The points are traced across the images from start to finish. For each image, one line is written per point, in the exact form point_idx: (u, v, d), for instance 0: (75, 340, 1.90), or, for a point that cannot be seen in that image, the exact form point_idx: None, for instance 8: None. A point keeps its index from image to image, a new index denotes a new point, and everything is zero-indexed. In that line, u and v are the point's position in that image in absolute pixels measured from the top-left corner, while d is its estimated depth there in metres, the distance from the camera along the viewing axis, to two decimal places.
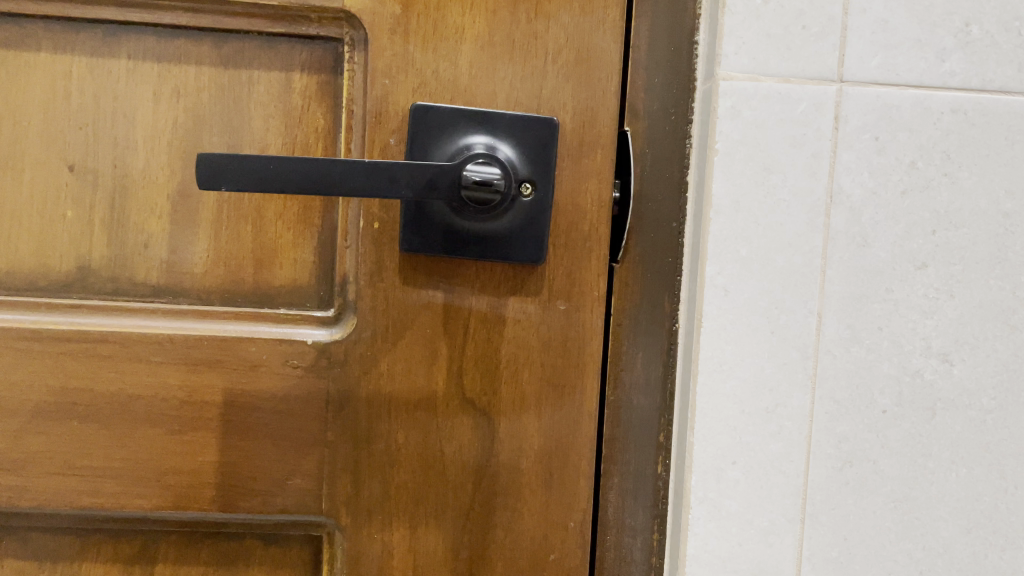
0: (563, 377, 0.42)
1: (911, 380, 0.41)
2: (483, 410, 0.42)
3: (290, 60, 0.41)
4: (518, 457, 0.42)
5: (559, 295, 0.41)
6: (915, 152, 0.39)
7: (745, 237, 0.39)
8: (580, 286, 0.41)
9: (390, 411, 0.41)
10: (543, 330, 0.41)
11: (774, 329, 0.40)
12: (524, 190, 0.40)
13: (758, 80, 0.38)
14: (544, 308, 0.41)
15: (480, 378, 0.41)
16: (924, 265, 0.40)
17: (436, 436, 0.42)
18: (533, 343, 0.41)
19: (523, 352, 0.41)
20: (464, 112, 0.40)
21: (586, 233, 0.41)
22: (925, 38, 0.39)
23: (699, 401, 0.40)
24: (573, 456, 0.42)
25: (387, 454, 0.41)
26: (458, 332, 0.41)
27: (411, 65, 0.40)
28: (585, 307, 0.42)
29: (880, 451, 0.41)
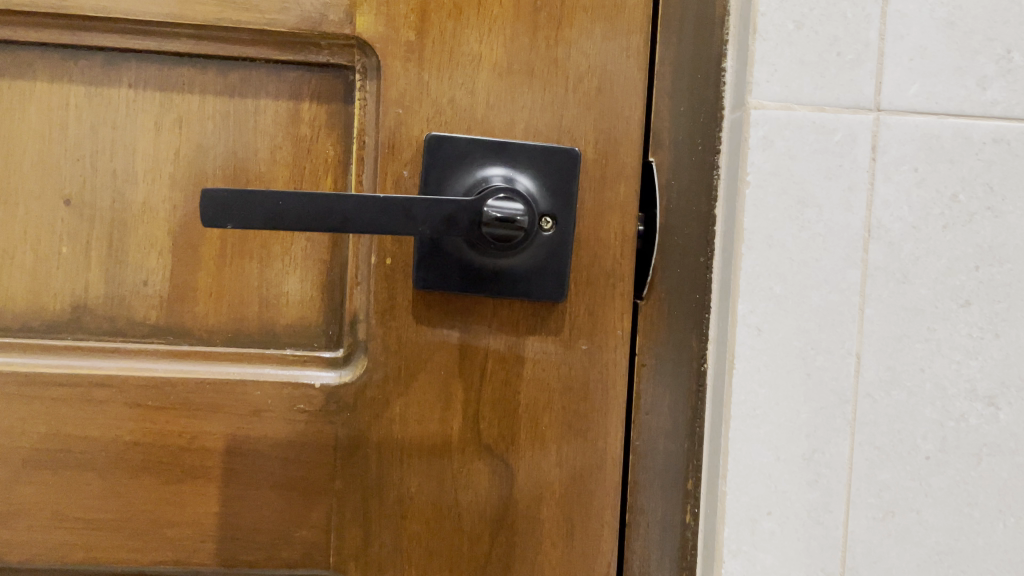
0: (585, 422, 0.39)
1: (955, 425, 0.38)
2: (502, 456, 0.39)
3: (298, 89, 0.39)
4: (538, 508, 0.39)
5: (581, 334, 0.39)
6: (957, 184, 0.37)
7: (779, 274, 0.37)
8: (602, 324, 0.39)
9: (402, 458, 0.39)
10: (563, 372, 0.39)
11: (810, 371, 0.37)
12: (545, 224, 0.38)
13: (791, 109, 0.37)
14: (565, 348, 0.39)
15: (498, 422, 0.39)
16: (968, 302, 0.38)
17: (451, 484, 0.39)
18: (554, 385, 0.39)
19: (543, 395, 0.39)
20: (481, 142, 0.38)
21: (610, 269, 0.39)
22: (965, 65, 0.37)
23: (732, 447, 0.38)
24: (597, 506, 0.40)
25: (399, 505, 0.39)
26: (475, 374, 0.39)
27: (426, 93, 0.38)
28: (608, 346, 0.39)
29: (923, 500, 0.38)
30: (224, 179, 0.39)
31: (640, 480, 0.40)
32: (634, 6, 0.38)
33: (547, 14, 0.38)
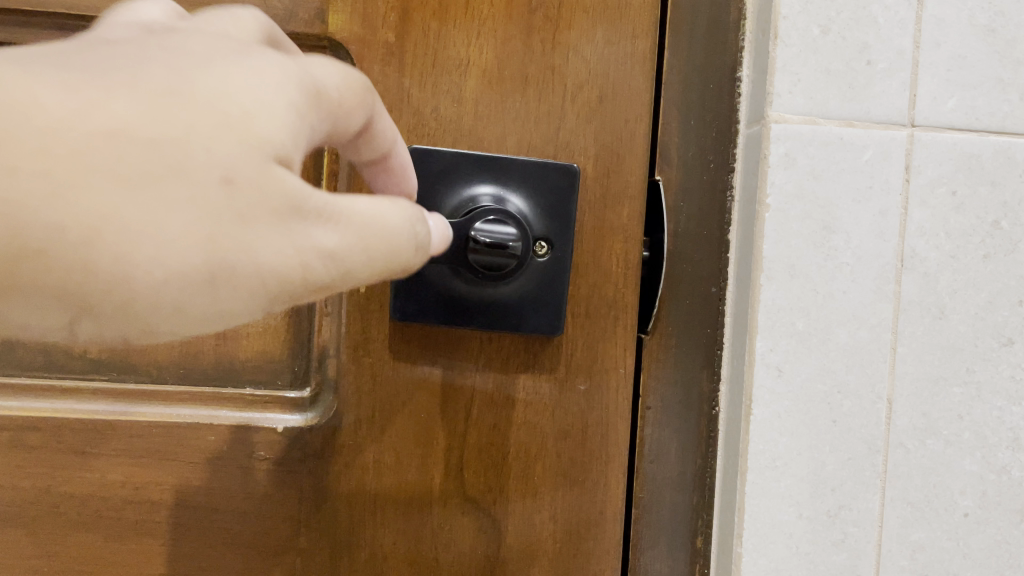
0: (582, 471, 0.35)
1: (996, 478, 0.34)
2: (490, 511, 0.35)
3: None
4: (529, 569, 0.35)
5: (579, 373, 0.35)
6: (998, 209, 0.34)
7: (802, 307, 0.33)
8: (603, 363, 0.35)
9: (376, 512, 0.34)
10: (561, 416, 0.35)
11: (836, 418, 0.33)
12: (539, 249, 0.33)
13: (816, 123, 0.33)
14: (561, 389, 0.35)
15: (485, 473, 0.35)
16: (1011, 340, 0.34)
17: (432, 542, 0.35)
18: (549, 432, 0.35)
19: (537, 442, 0.35)
20: (469, 155, 0.33)
21: (611, 299, 0.35)
22: (1008, 77, 0.33)
23: (749, 503, 0.33)
24: (595, 567, 0.35)
25: (372, 565, 0.34)
26: (460, 417, 0.35)
27: (406, 101, 0.34)
28: (608, 387, 0.35)
29: (960, 562, 0.34)
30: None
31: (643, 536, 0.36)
32: (641, 8, 0.34)
33: (544, 15, 0.34)
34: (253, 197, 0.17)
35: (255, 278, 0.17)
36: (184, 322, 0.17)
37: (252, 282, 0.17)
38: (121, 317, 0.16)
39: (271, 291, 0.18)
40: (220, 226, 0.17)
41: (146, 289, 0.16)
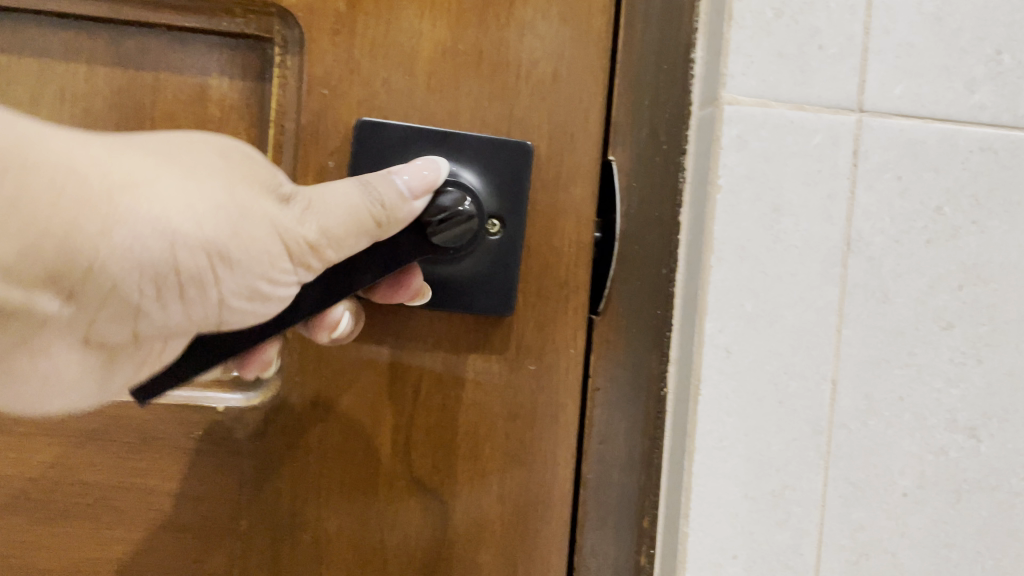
0: (529, 450, 0.35)
1: (934, 458, 0.35)
2: (437, 492, 0.34)
3: (206, 62, 0.34)
4: (476, 551, 0.35)
5: (529, 354, 0.35)
6: (941, 195, 0.34)
7: (751, 289, 0.33)
8: (553, 344, 0.35)
9: (322, 494, 0.34)
10: (512, 396, 0.35)
11: (782, 399, 0.34)
12: (490, 228, 0.33)
13: (767, 106, 0.33)
14: (510, 368, 0.35)
15: (432, 454, 0.34)
16: (950, 324, 0.35)
17: (377, 524, 0.34)
18: (498, 412, 0.34)
19: (487, 421, 0.34)
20: (420, 129, 0.33)
21: (563, 279, 0.35)
22: (953, 66, 0.34)
23: (696, 483, 0.33)
24: (542, 549, 0.35)
25: (316, 548, 0.34)
26: (409, 396, 0.34)
27: (356, 73, 0.33)
28: (559, 367, 0.35)
29: (899, 541, 0.35)
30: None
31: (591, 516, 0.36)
32: None
33: None
34: (250, 170, 0.27)
35: (268, 222, 0.26)
36: (238, 248, 0.26)
37: (265, 229, 0.26)
38: (202, 250, 0.25)
39: (279, 234, 0.27)
40: (235, 184, 0.26)
41: (203, 213, 0.25)
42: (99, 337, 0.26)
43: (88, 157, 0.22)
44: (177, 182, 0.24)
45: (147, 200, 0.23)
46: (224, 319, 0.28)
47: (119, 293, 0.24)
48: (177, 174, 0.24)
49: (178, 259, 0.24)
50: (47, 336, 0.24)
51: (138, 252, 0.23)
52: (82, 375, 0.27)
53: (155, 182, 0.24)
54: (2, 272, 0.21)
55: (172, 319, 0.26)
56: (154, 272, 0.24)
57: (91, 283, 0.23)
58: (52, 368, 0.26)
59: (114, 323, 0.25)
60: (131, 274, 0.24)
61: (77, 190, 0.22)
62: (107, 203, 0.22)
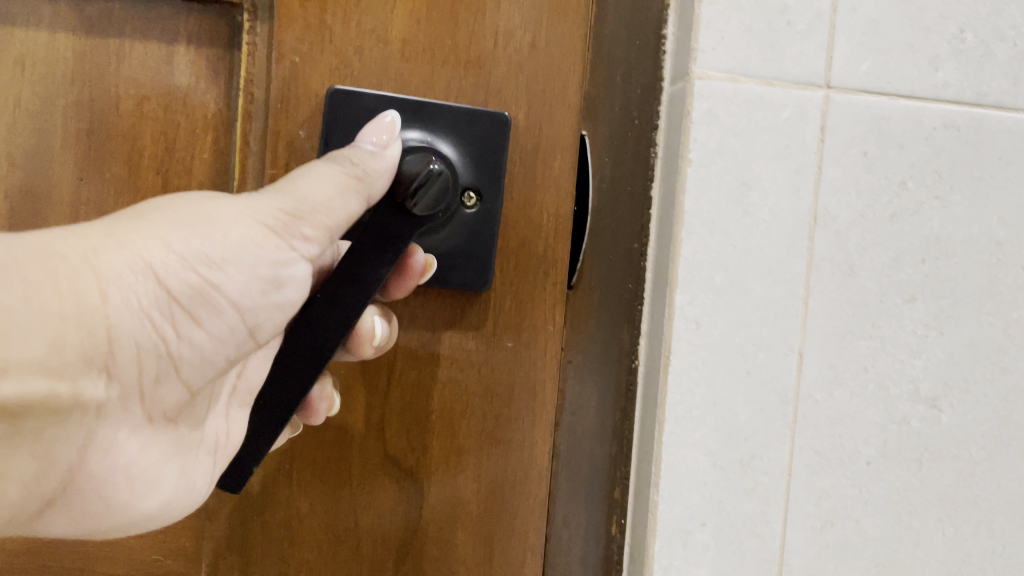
0: (506, 428, 0.35)
1: (897, 428, 0.36)
2: (411, 470, 0.34)
3: (172, 27, 0.34)
4: (451, 529, 0.35)
5: (506, 330, 0.35)
6: (905, 170, 0.35)
7: (720, 262, 0.34)
8: (530, 322, 0.35)
9: (299, 468, 0.34)
10: (488, 374, 0.35)
11: (750, 369, 0.34)
12: (467, 200, 0.33)
13: (737, 81, 0.33)
14: (485, 346, 0.35)
15: (405, 432, 0.34)
16: (912, 297, 0.36)
17: (350, 502, 0.34)
18: (473, 389, 0.35)
19: (461, 401, 0.35)
20: (395, 100, 0.33)
21: (541, 255, 0.35)
22: (918, 44, 0.35)
23: (665, 453, 0.34)
24: (520, 525, 0.35)
25: (287, 527, 0.34)
26: (382, 371, 0.34)
27: (329, 41, 0.32)
28: (536, 343, 0.35)
29: (862, 508, 0.36)
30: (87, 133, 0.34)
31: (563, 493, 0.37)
32: None
33: None
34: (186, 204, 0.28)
35: (241, 222, 0.28)
36: (224, 251, 0.28)
37: (245, 228, 0.29)
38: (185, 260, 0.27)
39: (260, 223, 0.29)
40: (181, 212, 0.28)
41: (166, 237, 0.27)
42: (157, 409, 0.30)
43: (69, 241, 0.25)
44: (136, 230, 0.27)
45: (130, 245, 0.26)
46: (241, 319, 0.30)
47: (144, 348, 0.27)
48: (131, 225, 0.27)
49: (173, 284, 0.27)
50: (116, 420, 0.29)
51: (140, 292, 0.26)
52: (164, 460, 0.32)
53: (118, 237, 0.26)
54: (45, 366, 0.24)
55: (198, 346, 0.30)
56: (163, 307, 0.27)
57: (125, 343, 0.27)
58: (132, 458, 0.31)
59: (162, 384, 0.30)
60: (146, 326, 0.27)
61: (69, 270, 0.24)
62: (85, 274, 0.25)
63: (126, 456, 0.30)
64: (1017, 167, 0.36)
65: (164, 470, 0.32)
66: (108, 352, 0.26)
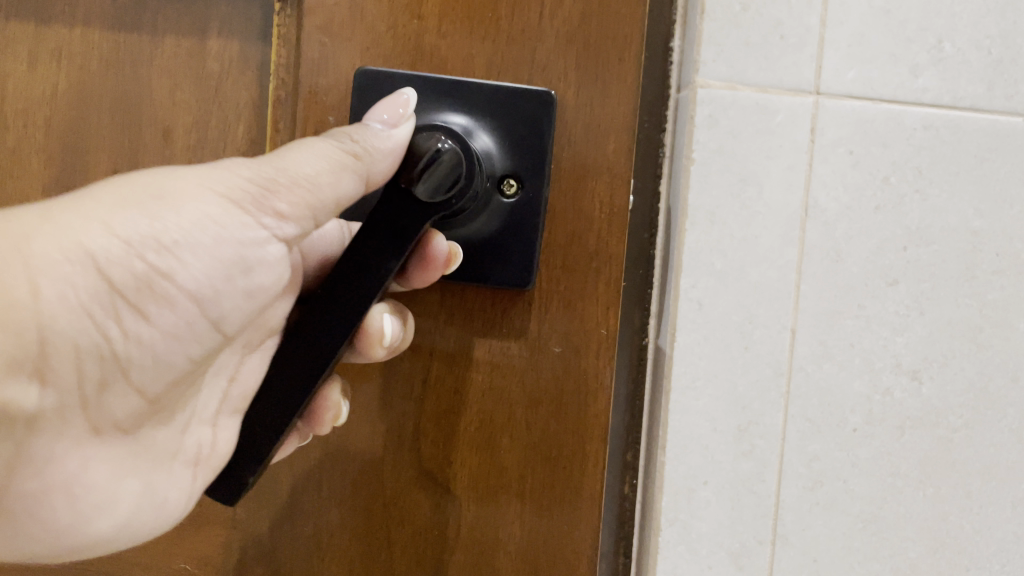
0: (553, 442, 0.36)
1: (881, 398, 0.40)
2: (449, 487, 0.37)
3: (206, 20, 0.37)
4: (494, 546, 0.38)
5: (553, 338, 0.36)
6: (888, 167, 0.39)
7: (721, 250, 0.38)
8: (587, 335, 0.36)
9: (339, 468, 0.38)
10: (532, 391, 0.36)
11: (747, 345, 0.39)
12: (506, 186, 0.35)
13: (735, 89, 0.38)
14: (531, 361, 0.36)
15: (439, 445, 0.37)
16: (895, 281, 0.40)
17: (389, 515, 0.37)
18: (514, 404, 0.36)
19: (505, 411, 0.36)
20: (435, 86, 0.34)
21: (590, 248, 0.35)
22: (900, 53, 0.39)
23: (671, 419, 0.39)
24: (569, 548, 0.37)
25: (320, 535, 0.38)
26: (433, 381, 0.37)
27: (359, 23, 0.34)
28: (587, 351, 0.36)
29: (850, 470, 0.40)
30: (140, 139, 0.37)
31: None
32: None
33: None
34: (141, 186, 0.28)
35: (200, 206, 0.29)
36: (174, 239, 0.28)
37: (210, 213, 0.29)
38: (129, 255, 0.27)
39: (225, 205, 0.29)
40: (126, 190, 0.28)
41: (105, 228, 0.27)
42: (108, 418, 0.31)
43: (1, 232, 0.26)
44: (74, 218, 0.27)
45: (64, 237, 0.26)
46: (201, 313, 0.30)
47: (85, 349, 0.28)
48: (71, 212, 0.27)
49: (111, 279, 0.27)
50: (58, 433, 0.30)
51: (74, 289, 0.27)
52: (114, 477, 0.33)
53: (52, 226, 0.26)
54: None
55: (148, 344, 0.29)
56: (101, 304, 0.27)
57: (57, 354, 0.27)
58: (76, 474, 0.31)
59: (111, 392, 0.30)
60: (86, 324, 0.27)
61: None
62: (19, 264, 0.25)
63: (65, 473, 0.31)
64: (993, 163, 0.40)
65: (121, 486, 0.33)
66: (39, 356, 0.27)
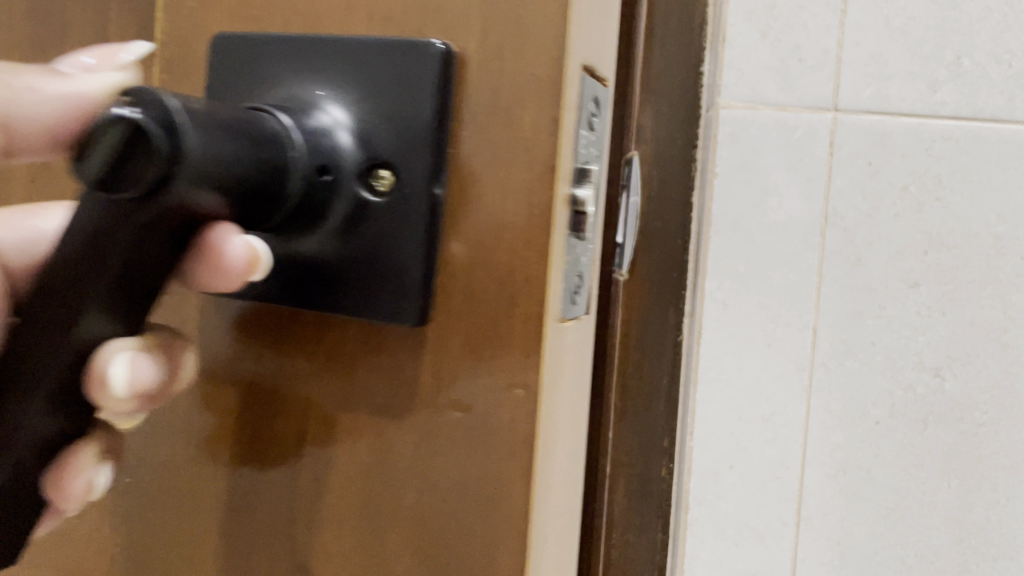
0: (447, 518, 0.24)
1: (903, 394, 0.43)
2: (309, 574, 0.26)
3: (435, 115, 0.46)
4: None
5: (448, 374, 0.24)
6: (907, 176, 0.42)
7: (744, 255, 0.42)
8: (492, 354, 0.24)
9: (162, 541, 0.28)
10: (419, 449, 0.25)
11: (769, 341, 0.42)
12: (379, 178, 0.25)
13: (755, 108, 0.42)
14: (406, 414, 0.25)
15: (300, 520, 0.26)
16: (916, 283, 0.42)
17: None
18: (401, 471, 0.25)
19: (383, 430, 0.25)
20: (301, 53, 0.26)
21: (499, 259, 0.24)
22: (917, 70, 0.41)
23: (699, 408, 0.43)
24: None
25: None
26: (270, 432, 0.26)
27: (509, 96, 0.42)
28: (500, 399, 0.24)
29: (873, 460, 0.43)
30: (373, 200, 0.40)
31: (619, 460, 0.43)
32: None
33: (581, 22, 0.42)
34: None
35: None
36: None
37: None
38: None
39: None
40: None
41: None
42: None
43: None
44: None
45: None
46: None
47: None
48: None
49: None
50: None
51: None
52: None
53: None
54: None
55: None
56: None
57: None
58: None
59: None
60: None
61: None
62: None
63: None
64: (1017, 171, 0.41)
65: None
66: None
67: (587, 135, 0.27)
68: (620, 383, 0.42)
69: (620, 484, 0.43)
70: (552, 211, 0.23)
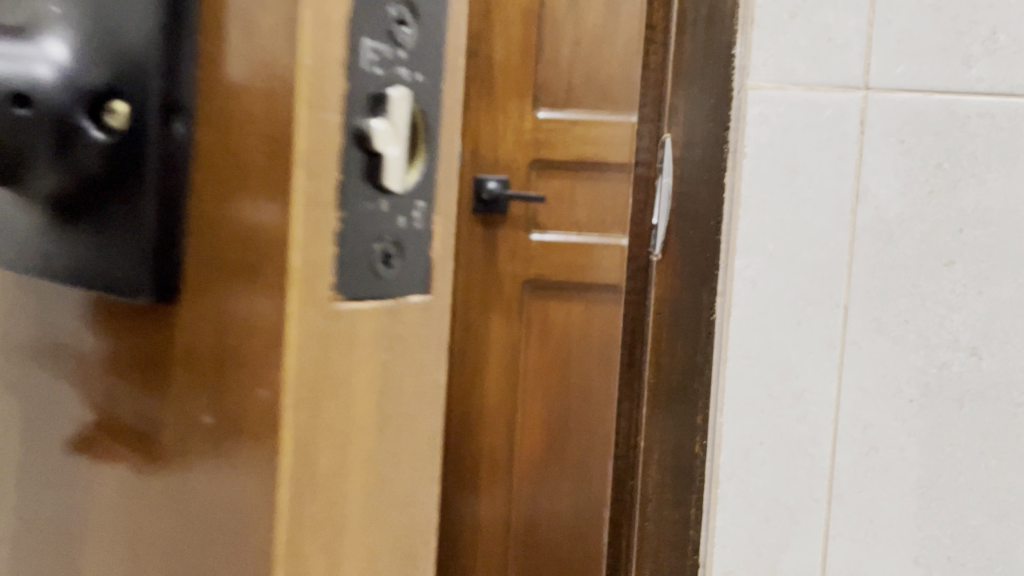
0: (228, 386, 0.28)
1: (937, 371, 0.43)
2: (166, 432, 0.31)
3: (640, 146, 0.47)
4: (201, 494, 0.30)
5: (230, 258, 0.28)
6: (941, 154, 0.42)
7: (773, 233, 0.43)
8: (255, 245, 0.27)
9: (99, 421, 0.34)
10: (219, 333, 0.29)
11: (800, 319, 0.43)
12: (171, 108, 0.30)
13: (785, 89, 0.42)
14: (209, 298, 0.29)
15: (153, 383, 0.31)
16: (951, 261, 0.42)
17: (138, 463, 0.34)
18: (215, 359, 0.29)
19: (201, 321, 0.29)
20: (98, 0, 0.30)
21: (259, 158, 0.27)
22: (950, 46, 0.41)
23: (728, 384, 0.44)
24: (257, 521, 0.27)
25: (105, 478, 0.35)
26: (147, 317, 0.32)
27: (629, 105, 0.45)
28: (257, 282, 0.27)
29: (906, 438, 0.43)
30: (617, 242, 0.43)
31: (652, 436, 0.47)
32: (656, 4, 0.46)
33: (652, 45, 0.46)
34: None
35: None
36: None
37: None
38: None
39: None
40: None
41: None
42: None
43: None
44: None
45: None
46: None
47: None
48: None
49: None
50: None
51: None
52: None
53: None
54: None
55: None
56: None
57: None
58: None
59: None
60: None
61: None
62: None
63: None
64: None
65: None
66: None
67: (384, 52, 0.28)
68: (654, 361, 0.47)
69: (655, 458, 0.47)
70: (302, 127, 0.25)
